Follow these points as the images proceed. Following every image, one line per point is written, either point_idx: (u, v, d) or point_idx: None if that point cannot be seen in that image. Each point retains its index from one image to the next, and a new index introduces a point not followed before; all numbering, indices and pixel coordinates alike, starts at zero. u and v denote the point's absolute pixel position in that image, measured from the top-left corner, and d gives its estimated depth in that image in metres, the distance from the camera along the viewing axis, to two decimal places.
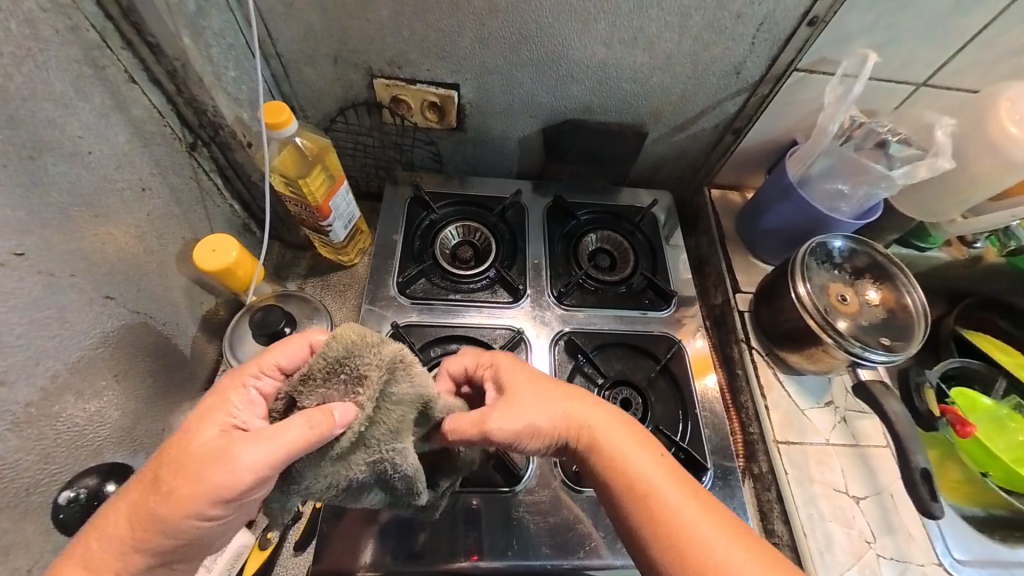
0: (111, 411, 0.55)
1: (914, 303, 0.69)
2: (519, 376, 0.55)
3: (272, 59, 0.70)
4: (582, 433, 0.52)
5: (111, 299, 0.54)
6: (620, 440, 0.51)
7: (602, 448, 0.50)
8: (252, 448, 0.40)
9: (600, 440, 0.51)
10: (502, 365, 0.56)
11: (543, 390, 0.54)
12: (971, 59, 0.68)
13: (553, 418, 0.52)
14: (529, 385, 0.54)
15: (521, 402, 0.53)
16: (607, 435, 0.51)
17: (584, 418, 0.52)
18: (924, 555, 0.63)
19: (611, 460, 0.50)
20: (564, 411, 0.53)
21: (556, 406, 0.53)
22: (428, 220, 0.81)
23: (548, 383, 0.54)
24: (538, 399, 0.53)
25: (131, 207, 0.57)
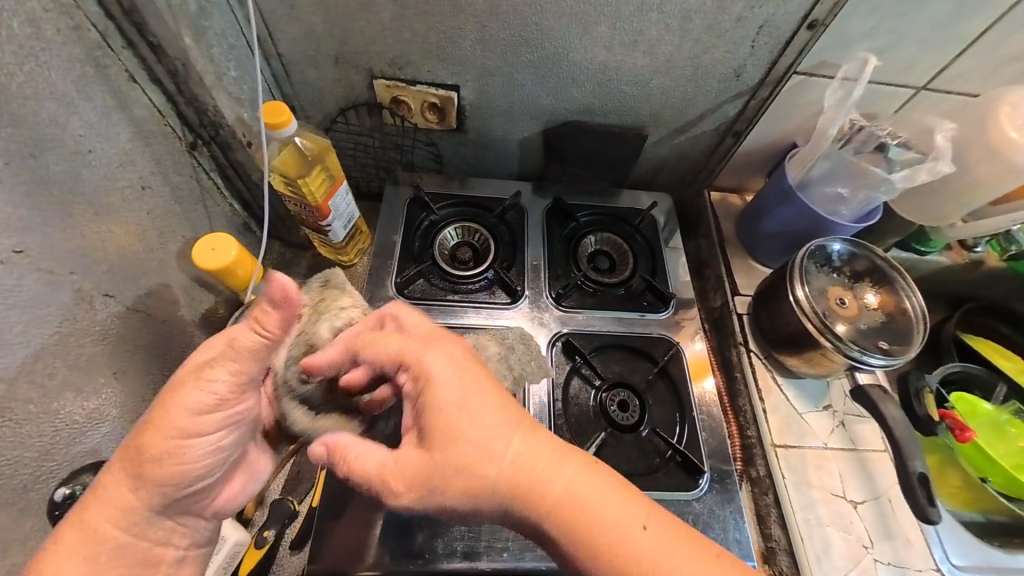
0: (110, 409, 0.55)
1: (914, 307, 0.69)
2: (449, 395, 0.46)
3: (274, 59, 0.71)
4: (522, 473, 0.45)
5: (111, 297, 0.55)
6: (571, 484, 0.44)
7: (549, 500, 0.44)
8: (223, 370, 0.45)
9: (542, 482, 0.44)
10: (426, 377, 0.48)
11: (479, 412, 0.46)
12: (972, 63, 0.68)
13: (488, 467, 0.45)
14: (465, 409, 0.46)
15: (455, 429, 0.46)
16: (551, 471, 0.45)
17: (524, 451, 0.45)
18: (923, 561, 0.63)
19: (558, 504, 0.44)
20: (503, 438, 0.46)
21: (493, 437, 0.45)
22: (428, 221, 0.81)
23: (490, 412, 0.46)
24: (473, 429, 0.46)
25: (132, 205, 0.58)
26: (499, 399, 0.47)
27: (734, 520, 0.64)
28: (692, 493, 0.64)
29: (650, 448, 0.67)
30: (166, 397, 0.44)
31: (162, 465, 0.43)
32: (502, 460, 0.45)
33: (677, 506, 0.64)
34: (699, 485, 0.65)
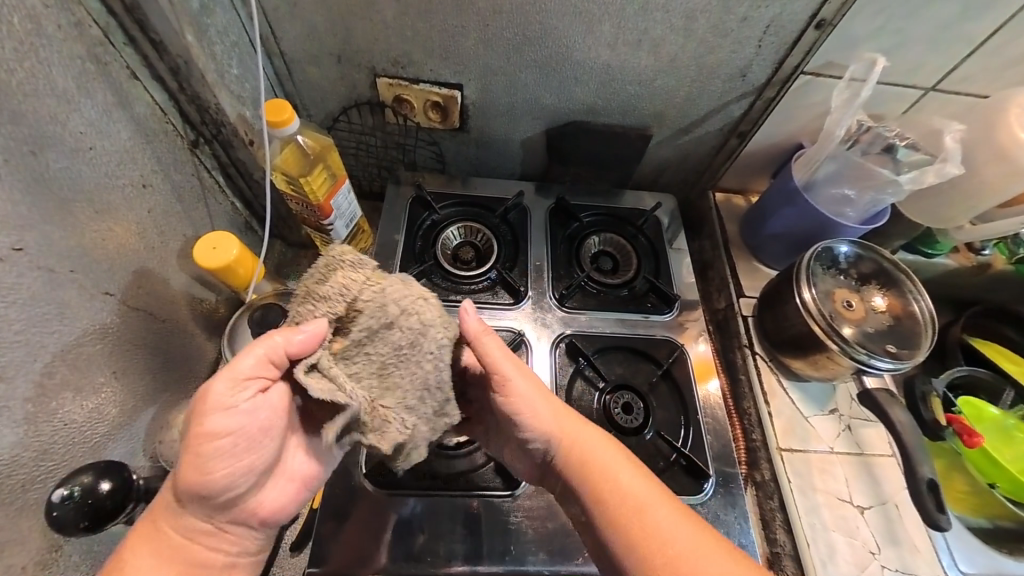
0: (109, 408, 0.55)
1: (921, 310, 0.68)
2: (534, 369, 0.57)
3: (276, 57, 0.70)
4: (571, 438, 0.53)
5: (111, 295, 0.54)
6: (606, 457, 0.52)
7: (586, 462, 0.51)
8: (229, 373, 0.45)
9: (583, 449, 0.52)
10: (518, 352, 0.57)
11: (547, 389, 0.56)
12: (981, 64, 0.67)
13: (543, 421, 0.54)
14: (536, 382, 0.55)
15: (529, 395, 0.54)
16: (596, 442, 0.53)
17: (576, 424, 0.54)
18: (930, 568, 0.62)
19: (594, 469, 0.51)
20: (562, 413, 0.55)
21: (557, 407, 0.55)
22: (430, 221, 0.81)
23: (539, 391, 0.55)
24: (542, 396, 0.54)
25: (133, 203, 0.57)
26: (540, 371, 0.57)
27: (738, 525, 0.63)
28: (696, 496, 0.63)
29: (653, 451, 0.66)
30: (192, 412, 0.45)
31: (196, 469, 0.43)
32: (556, 427, 0.53)
33: None
34: (702, 489, 0.64)
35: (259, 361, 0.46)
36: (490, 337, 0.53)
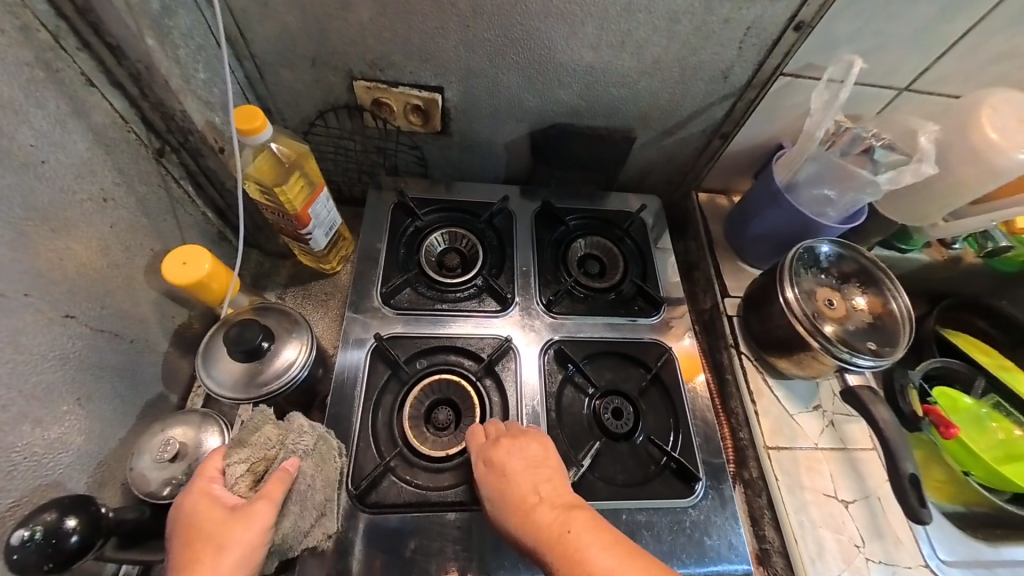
0: (74, 437, 0.51)
1: (900, 308, 0.70)
2: (513, 455, 0.55)
3: (246, 60, 0.67)
4: (543, 520, 0.48)
5: (72, 317, 0.51)
6: (585, 540, 0.46)
7: (566, 550, 0.45)
8: (231, 542, 0.45)
9: (555, 529, 0.47)
10: (505, 439, 0.57)
11: (528, 473, 0.53)
12: (952, 65, 0.68)
13: (525, 513, 0.50)
14: (512, 471, 0.54)
15: (502, 491, 0.52)
16: (562, 519, 0.48)
17: (546, 505, 0.50)
18: (912, 558, 0.64)
19: (563, 548, 0.46)
20: (534, 498, 0.51)
21: (532, 489, 0.52)
22: (413, 227, 0.79)
23: (522, 476, 0.53)
24: (514, 487, 0.52)
25: (93, 218, 0.54)
26: (533, 461, 0.55)
27: (729, 526, 0.63)
28: (687, 500, 0.64)
29: (644, 455, 0.66)
30: None
31: None
32: (526, 513, 0.50)
33: (672, 514, 0.63)
34: (693, 491, 0.64)
35: (266, 522, 0.47)
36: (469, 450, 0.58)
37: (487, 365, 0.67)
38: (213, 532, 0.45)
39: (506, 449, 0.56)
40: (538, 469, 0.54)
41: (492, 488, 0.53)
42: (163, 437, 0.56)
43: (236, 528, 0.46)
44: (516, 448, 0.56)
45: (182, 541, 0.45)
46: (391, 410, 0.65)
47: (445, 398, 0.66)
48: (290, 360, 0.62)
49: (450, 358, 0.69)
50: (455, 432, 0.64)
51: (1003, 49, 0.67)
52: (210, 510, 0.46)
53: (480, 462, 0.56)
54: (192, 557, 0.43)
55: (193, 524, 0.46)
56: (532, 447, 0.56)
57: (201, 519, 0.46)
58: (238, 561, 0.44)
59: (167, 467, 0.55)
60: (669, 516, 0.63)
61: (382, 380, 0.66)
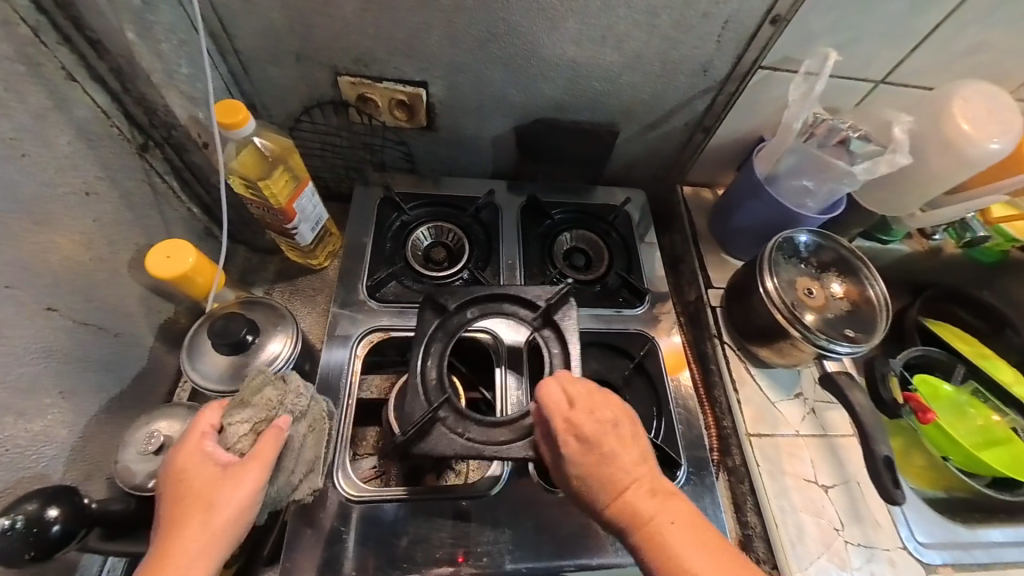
0: (58, 430, 0.52)
1: (876, 295, 0.71)
2: (607, 433, 0.51)
3: (230, 55, 0.68)
4: (643, 509, 0.48)
5: (55, 311, 0.52)
6: (682, 536, 0.46)
7: (660, 541, 0.46)
8: (225, 494, 0.46)
9: (654, 519, 0.47)
10: (598, 413, 0.52)
11: (625, 453, 0.51)
12: (926, 57, 0.70)
13: (617, 497, 0.49)
14: (610, 451, 0.51)
15: (597, 472, 0.50)
16: (664, 511, 0.48)
17: (643, 492, 0.49)
18: (890, 541, 0.65)
19: (660, 539, 0.46)
20: (632, 483, 0.49)
21: (630, 473, 0.50)
22: (399, 222, 0.79)
23: (620, 459, 0.50)
24: (614, 469, 0.50)
25: (76, 213, 0.54)
26: (627, 441, 0.52)
27: (711, 511, 0.64)
28: None
29: None
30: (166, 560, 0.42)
31: None
32: (622, 499, 0.49)
33: None
34: (675, 478, 0.66)
35: (261, 477, 0.48)
36: (545, 415, 0.52)
37: (546, 314, 0.63)
38: (207, 482, 0.46)
39: (600, 424, 0.51)
40: (631, 452, 0.51)
41: (585, 466, 0.50)
42: (149, 429, 0.56)
43: (231, 483, 0.46)
44: (614, 423, 0.52)
45: (176, 489, 0.46)
46: (438, 356, 0.61)
47: None
48: (276, 353, 0.62)
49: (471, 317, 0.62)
50: None
51: (975, 42, 0.68)
52: (207, 466, 0.47)
53: (568, 433, 0.51)
54: (187, 506, 0.45)
55: (189, 475, 0.47)
56: (622, 424, 0.52)
57: (197, 473, 0.47)
58: (233, 514, 0.45)
59: (153, 459, 0.55)
60: None
61: (427, 325, 0.62)
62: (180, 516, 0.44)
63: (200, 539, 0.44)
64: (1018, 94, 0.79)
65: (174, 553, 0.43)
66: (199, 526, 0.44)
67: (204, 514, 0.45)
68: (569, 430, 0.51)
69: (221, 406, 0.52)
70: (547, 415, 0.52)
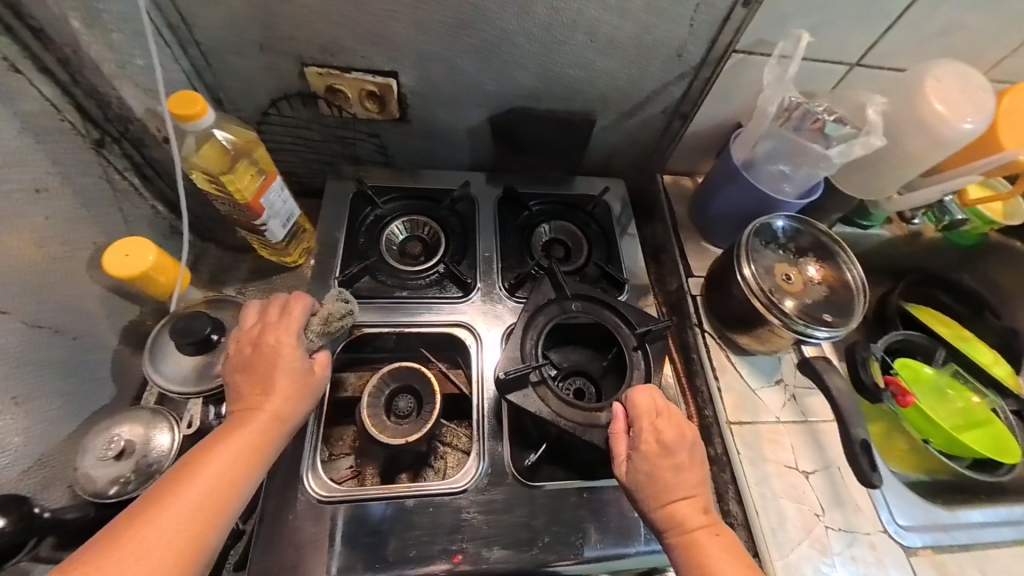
0: (10, 437, 0.50)
1: (854, 278, 0.71)
2: (685, 451, 0.54)
3: (190, 46, 0.66)
4: (691, 516, 0.51)
5: (4, 313, 0.50)
6: (722, 558, 0.49)
7: (699, 550, 0.49)
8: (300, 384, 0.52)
9: (700, 531, 0.50)
10: (682, 432, 0.55)
11: (693, 469, 0.54)
12: (900, 38, 0.69)
13: (671, 506, 0.52)
14: (679, 463, 0.53)
15: (663, 479, 0.52)
16: (711, 525, 0.51)
17: (694, 505, 0.52)
18: (870, 524, 0.65)
19: (697, 549, 0.49)
20: (688, 495, 0.52)
21: (690, 484, 0.53)
22: (373, 216, 0.77)
23: (689, 475, 0.53)
24: (676, 479, 0.52)
25: (24, 210, 0.52)
26: (696, 459, 0.54)
27: None
28: None
29: None
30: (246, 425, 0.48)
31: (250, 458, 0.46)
32: (675, 506, 0.52)
33: None
34: None
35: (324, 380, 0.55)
36: (639, 414, 0.56)
37: (643, 336, 0.68)
38: (292, 371, 0.52)
39: (679, 436, 0.54)
40: (697, 470, 0.54)
41: (651, 470, 0.53)
42: (109, 434, 0.55)
43: (308, 377, 0.53)
44: (688, 436, 0.55)
45: (266, 365, 0.51)
46: (541, 328, 0.67)
47: (406, 385, 0.65)
48: None
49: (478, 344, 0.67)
50: (416, 419, 0.63)
51: (948, 22, 0.68)
52: (293, 353, 0.53)
53: (647, 436, 0.54)
54: (274, 384, 0.50)
55: (278, 357, 0.52)
56: (695, 446, 0.55)
57: (281, 356, 0.52)
58: (303, 402, 0.52)
59: (113, 464, 0.54)
60: None
61: (548, 300, 0.69)
62: (269, 391, 0.50)
63: (275, 416, 0.49)
64: (993, 76, 0.79)
65: (254, 420, 0.48)
66: (280, 399, 0.50)
67: (289, 393, 0.51)
68: (652, 433, 0.55)
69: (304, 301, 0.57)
70: (644, 416, 0.56)
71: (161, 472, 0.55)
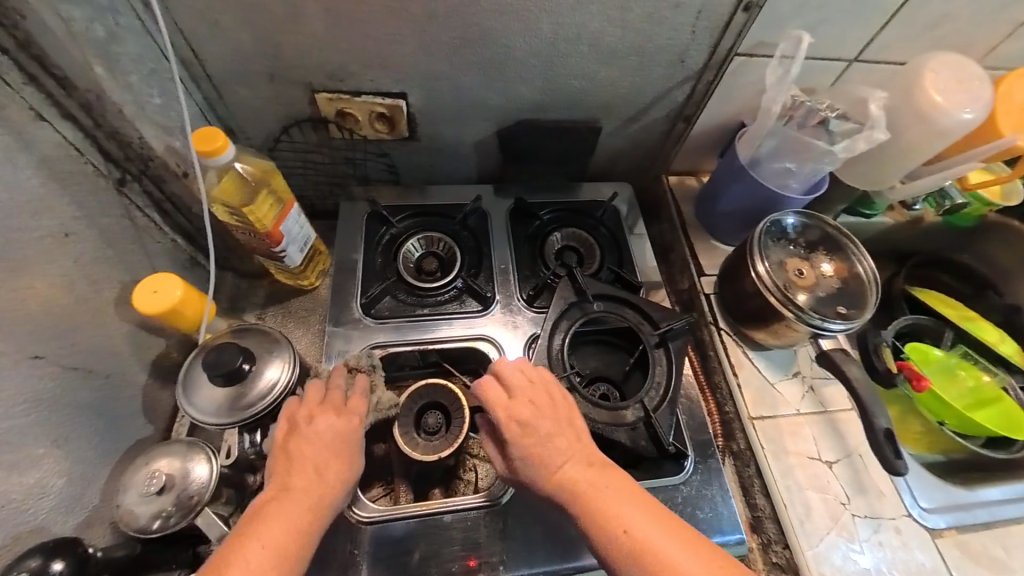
0: (53, 480, 0.51)
1: (865, 271, 0.72)
2: (549, 419, 0.54)
3: (202, 80, 0.66)
4: (578, 478, 0.50)
5: (40, 357, 0.51)
6: (625, 505, 0.48)
7: (601, 511, 0.48)
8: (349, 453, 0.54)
9: (588, 489, 0.49)
10: (541, 406, 0.55)
11: (563, 433, 0.53)
12: (895, 32, 0.71)
13: (557, 479, 0.51)
14: (550, 432, 0.53)
15: (535, 455, 0.52)
16: (598, 479, 0.50)
17: (579, 463, 0.51)
18: (894, 509, 0.66)
19: (597, 508, 0.48)
20: (567, 459, 0.52)
21: (564, 452, 0.52)
22: (389, 235, 0.79)
23: (564, 443, 0.53)
24: (550, 449, 0.52)
25: (54, 255, 0.53)
26: (563, 425, 0.54)
27: (720, 497, 0.65)
28: (677, 477, 0.65)
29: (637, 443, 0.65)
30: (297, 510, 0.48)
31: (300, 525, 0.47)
32: (562, 475, 0.51)
33: (664, 491, 0.64)
34: (683, 468, 0.66)
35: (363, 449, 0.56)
36: (488, 400, 0.55)
37: (664, 334, 0.69)
38: (343, 447, 0.54)
39: (536, 410, 0.54)
40: (570, 431, 0.54)
41: (524, 451, 0.52)
42: (149, 469, 0.56)
43: (351, 447, 0.54)
44: (548, 406, 0.55)
45: (321, 457, 0.52)
46: (566, 332, 0.69)
47: (433, 402, 0.67)
48: (274, 379, 0.61)
49: (498, 349, 0.72)
50: (446, 434, 0.65)
51: (942, 14, 0.70)
52: (338, 418, 0.55)
53: (509, 422, 0.54)
54: (329, 464, 0.52)
55: (329, 435, 0.53)
56: (561, 410, 0.55)
57: (327, 420, 0.54)
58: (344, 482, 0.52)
59: (155, 500, 0.55)
60: (661, 494, 0.64)
61: (568, 303, 0.71)
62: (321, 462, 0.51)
63: (319, 488, 0.50)
64: (987, 62, 0.81)
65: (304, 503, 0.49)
66: (325, 465, 0.51)
67: (336, 462, 0.52)
68: (509, 419, 0.54)
69: (360, 380, 0.61)
70: (495, 401, 0.55)
71: (201, 504, 0.56)
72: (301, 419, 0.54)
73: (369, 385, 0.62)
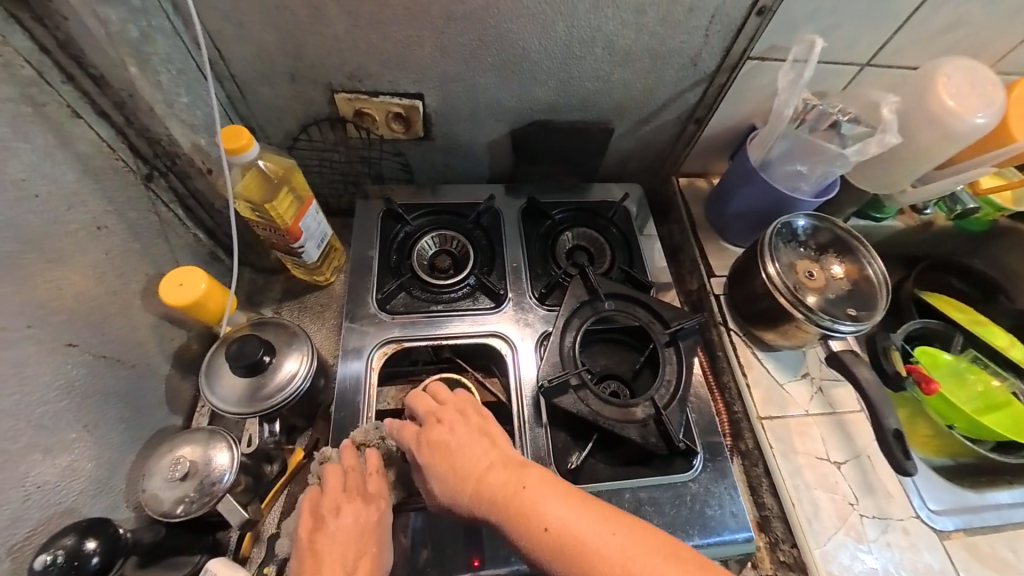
0: (83, 464, 0.53)
1: (875, 273, 0.73)
2: (456, 434, 0.56)
3: (226, 80, 0.68)
4: (494, 483, 0.51)
5: (73, 345, 0.53)
6: (540, 492, 0.48)
7: (522, 508, 0.48)
8: (376, 552, 0.54)
9: (503, 488, 0.50)
10: (451, 424, 0.58)
11: (471, 444, 0.55)
12: (908, 36, 0.72)
13: (472, 489, 0.51)
14: (457, 444, 0.55)
15: (446, 471, 0.54)
16: (514, 479, 0.50)
17: (493, 468, 0.52)
18: (902, 510, 0.67)
19: (517, 503, 0.48)
20: (476, 467, 0.53)
21: (479, 461, 0.53)
22: (403, 233, 0.80)
23: (473, 454, 0.54)
24: (460, 462, 0.54)
25: (86, 247, 0.55)
26: (472, 436, 0.56)
27: (729, 495, 0.66)
28: (686, 474, 0.66)
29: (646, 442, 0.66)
30: None
31: None
32: (477, 483, 0.51)
33: (673, 488, 0.65)
34: (692, 466, 0.67)
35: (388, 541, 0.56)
36: (401, 432, 0.59)
37: (675, 333, 0.70)
38: (370, 544, 0.54)
39: (447, 428, 0.57)
40: (478, 440, 0.55)
41: (439, 470, 0.54)
42: (173, 456, 0.58)
43: (379, 544, 0.54)
44: (459, 422, 0.58)
45: (349, 560, 0.52)
46: (577, 330, 0.70)
47: None
48: (293, 371, 0.63)
49: (510, 346, 0.73)
50: None
51: (955, 19, 0.70)
52: (360, 515, 0.55)
53: (423, 446, 0.57)
54: (357, 568, 0.52)
55: (354, 535, 0.54)
56: (471, 424, 0.58)
57: (351, 520, 0.55)
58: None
59: (178, 485, 0.57)
60: (670, 490, 0.65)
61: (580, 301, 0.72)
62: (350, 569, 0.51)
63: None
64: (1000, 67, 0.81)
65: None
66: (354, 571, 0.52)
67: (365, 563, 0.52)
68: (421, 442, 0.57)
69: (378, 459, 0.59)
70: (404, 431, 0.59)
71: (222, 492, 0.57)
72: (325, 517, 0.55)
73: (384, 461, 0.61)
